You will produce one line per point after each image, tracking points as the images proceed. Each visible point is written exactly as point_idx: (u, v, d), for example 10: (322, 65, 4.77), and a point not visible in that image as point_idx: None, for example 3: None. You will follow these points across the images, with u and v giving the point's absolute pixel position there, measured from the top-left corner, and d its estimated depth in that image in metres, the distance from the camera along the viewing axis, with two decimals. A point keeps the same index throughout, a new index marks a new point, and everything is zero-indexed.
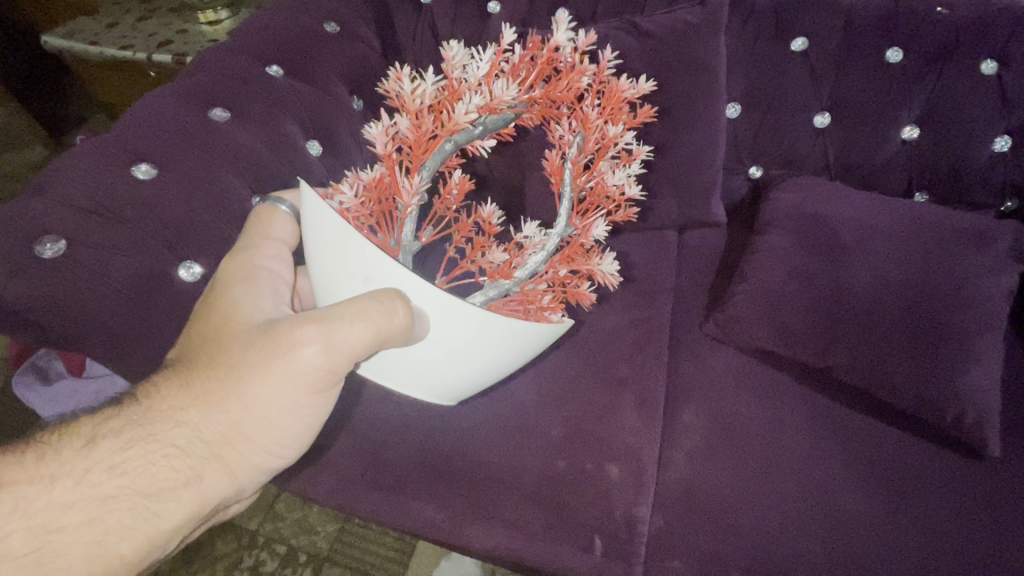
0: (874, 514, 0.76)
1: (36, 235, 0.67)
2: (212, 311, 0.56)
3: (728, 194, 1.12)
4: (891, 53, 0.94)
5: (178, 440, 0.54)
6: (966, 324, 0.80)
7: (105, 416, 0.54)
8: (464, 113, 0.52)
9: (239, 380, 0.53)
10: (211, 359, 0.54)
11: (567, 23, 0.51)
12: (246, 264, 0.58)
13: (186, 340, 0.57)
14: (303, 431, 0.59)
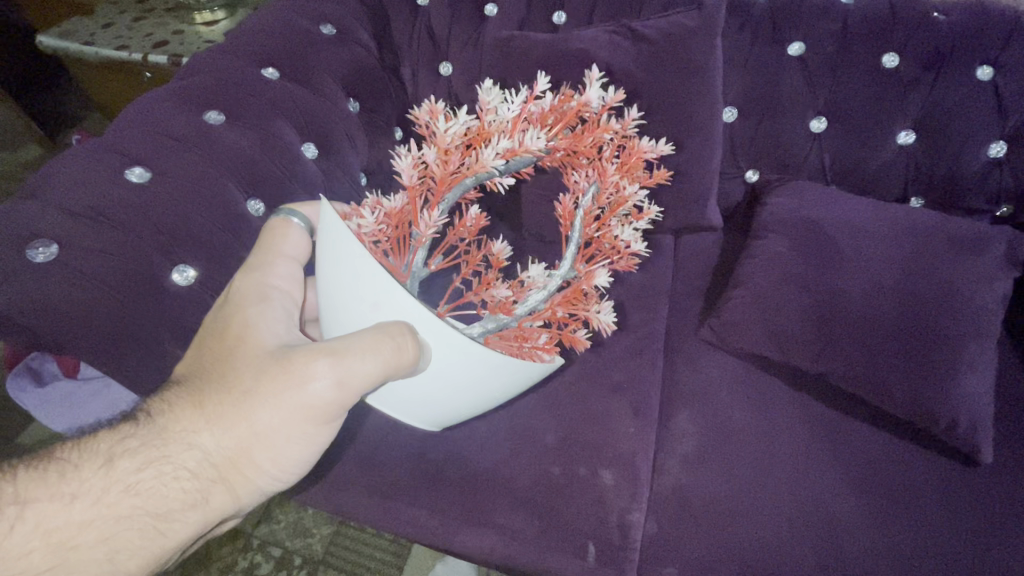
0: (866, 520, 0.76)
1: (29, 238, 0.67)
2: (226, 333, 0.56)
3: (724, 199, 1.13)
4: (887, 58, 0.94)
5: (188, 462, 0.54)
6: (961, 330, 0.80)
7: (120, 434, 0.54)
8: (492, 157, 0.54)
9: (249, 405, 0.53)
10: (225, 382, 0.54)
11: (599, 83, 0.56)
12: (260, 285, 0.58)
13: (198, 362, 0.56)
14: (308, 457, 0.59)
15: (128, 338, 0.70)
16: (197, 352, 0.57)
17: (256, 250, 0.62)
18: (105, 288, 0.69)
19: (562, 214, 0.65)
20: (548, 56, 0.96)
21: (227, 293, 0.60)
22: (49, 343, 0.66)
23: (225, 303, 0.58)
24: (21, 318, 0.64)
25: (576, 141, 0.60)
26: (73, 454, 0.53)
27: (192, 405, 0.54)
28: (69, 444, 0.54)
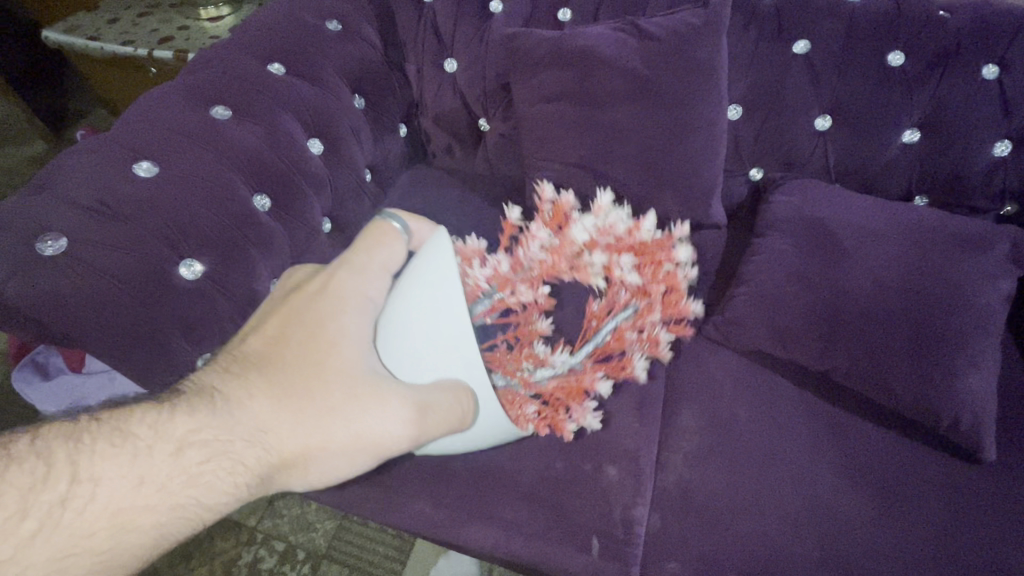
0: (869, 517, 0.76)
1: (37, 232, 0.68)
2: (319, 338, 0.56)
3: (729, 196, 1.13)
4: (892, 57, 0.94)
5: (250, 461, 0.54)
6: (965, 327, 0.80)
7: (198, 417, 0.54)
8: (593, 267, 0.74)
9: (329, 419, 0.54)
10: (311, 392, 0.55)
11: (686, 252, 0.76)
12: (355, 288, 0.58)
13: (280, 355, 0.56)
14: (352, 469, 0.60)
15: (136, 332, 0.70)
16: (278, 343, 0.57)
17: (352, 246, 0.61)
18: (114, 282, 0.69)
19: (596, 313, 0.77)
20: (553, 53, 0.96)
21: (322, 285, 0.59)
22: (57, 336, 0.66)
23: (314, 297, 0.58)
24: (31, 311, 0.64)
25: (649, 266, 0.76)
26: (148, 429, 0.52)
27: (269, 401, 0.55)
28: (144, 419, 0.53)
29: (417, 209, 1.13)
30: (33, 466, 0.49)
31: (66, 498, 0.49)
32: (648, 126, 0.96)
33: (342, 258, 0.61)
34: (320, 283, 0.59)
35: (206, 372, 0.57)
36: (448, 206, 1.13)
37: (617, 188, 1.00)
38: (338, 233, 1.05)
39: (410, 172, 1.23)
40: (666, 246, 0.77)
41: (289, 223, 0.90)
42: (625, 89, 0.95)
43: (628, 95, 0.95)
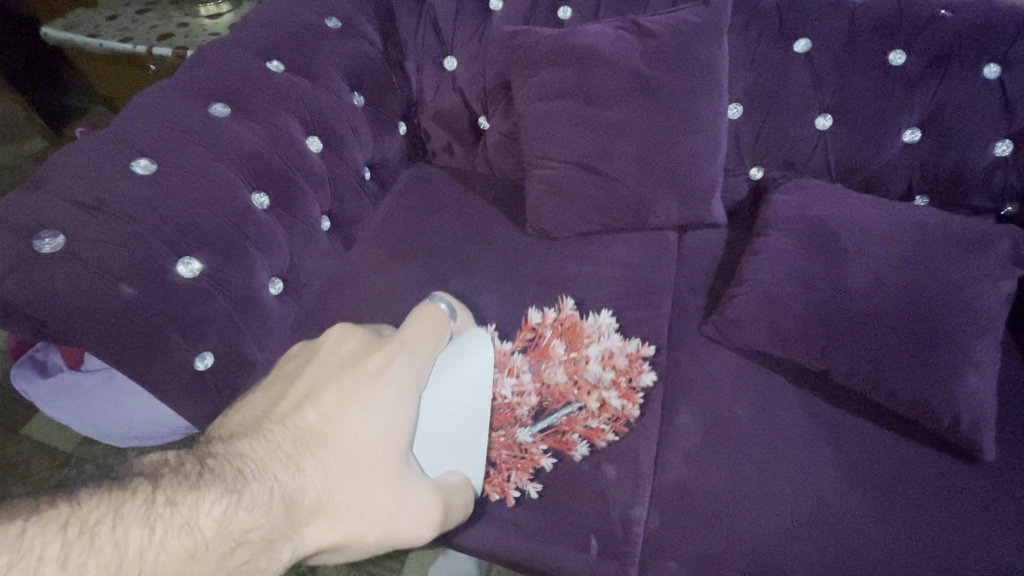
0: (867, 516, 0.76)
1: (35, 228, 0.68)
2: (377, 435, 0.55)
3: (729, 195, 1.12)
4: (894, 56, 0.94)
5: (292, 556, 0.51)
6: (964, 328, 0.80)
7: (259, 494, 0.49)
8: (581, 357, 0.80)
9: (378, 522, 0.54)
10: (370, 491, 0.53)
11: (651, 377, 0.82)
12: (418, 366, 0.59)
13: (343, 433, 0.54)
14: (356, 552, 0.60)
15: (134, 329, 0.70)
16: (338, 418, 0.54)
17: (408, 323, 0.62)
18: (111, 280, 0.69)
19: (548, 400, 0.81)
20: (553, 52, 0.96)
21: (378, 373, 0.57)
22: (54, 333, 0.66)
23: (374, 373, 0.57)
24: (29, 308, 0.64)
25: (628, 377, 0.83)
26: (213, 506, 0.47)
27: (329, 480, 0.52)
28: (213, 510, 0.47)
29: (416, 207, 1.13)
30: (95, 553, 0.42)
31: None
32: (649, 125, 0.96)
33: (396, 343, 0.59)
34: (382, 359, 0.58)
35: (253, 444, 0.52)
36: (448, 204, 1.13)
37: (618, 187, 1.00)
38: (338, 230, 1.05)
39: (410, 170, 1.22)
40: (641, 366, 0.84)
41: (288, 221, 0.91)
42: (626, 88, 0.95)
43: (628, 94, 0.95)
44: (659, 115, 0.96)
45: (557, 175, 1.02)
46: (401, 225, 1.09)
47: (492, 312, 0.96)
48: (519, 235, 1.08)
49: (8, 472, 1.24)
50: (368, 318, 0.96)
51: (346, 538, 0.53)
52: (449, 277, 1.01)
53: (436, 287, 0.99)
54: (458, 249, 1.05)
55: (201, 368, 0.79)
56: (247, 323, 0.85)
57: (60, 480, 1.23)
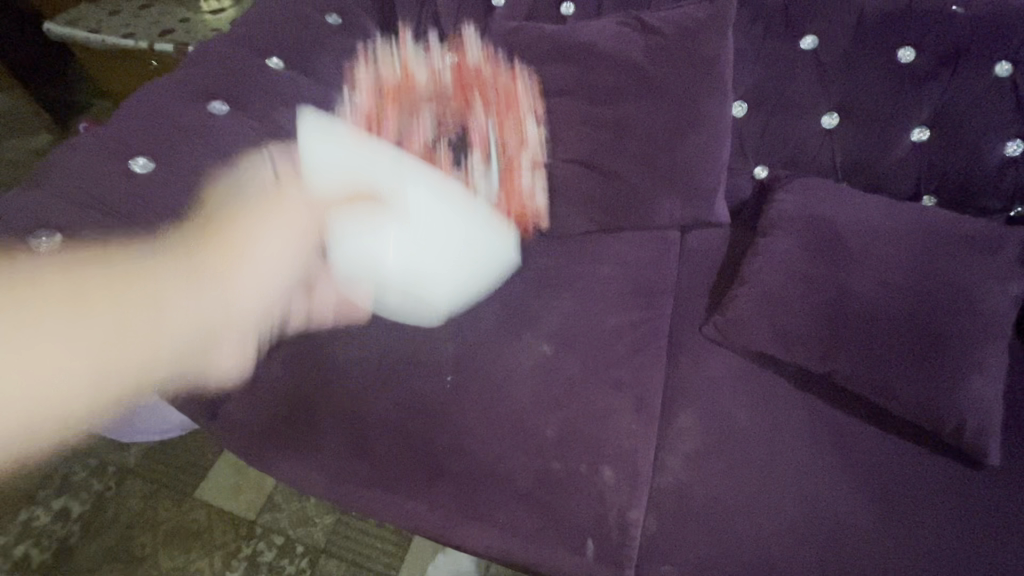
0: (868, 522, 0.75)
1: (34, 227, 0.71)
2: (210, 198, 0.80)
3: (733, 194, 1.10)
4: (903, 52, 0.92)
5: (200, 265, 0.75)
6: (970, 331, 0.79)
7: (121, 336, 0.69)
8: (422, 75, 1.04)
9: (238, 244, 0.78)
10: (218, 230, 0.78)
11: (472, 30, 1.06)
12: (264, 162, 0.85)
13: (255, 253, 0.79)
14: (280, 282, 0.82)
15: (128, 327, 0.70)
16: (245, 250, 0.78)
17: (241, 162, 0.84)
18: (105, 259, 0.69)
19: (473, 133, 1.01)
20: (554, 48, 0.95)
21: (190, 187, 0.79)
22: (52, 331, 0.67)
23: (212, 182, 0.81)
24: (28, 306, 0.66)
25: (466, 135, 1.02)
26: (70, 386, 0.67)
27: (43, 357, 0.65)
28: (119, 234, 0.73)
29: None
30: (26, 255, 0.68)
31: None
32: (650, 124, 0.95)
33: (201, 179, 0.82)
34: (230, 192, 0.81)
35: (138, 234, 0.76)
36: None
37: (619, 185, 0.99)
38: None
39: None
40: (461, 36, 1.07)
41: None
42: (627, 86, 0.94)
43: (630, 92, 0.94)
44: (660, 113, 0.95)
45: (557, 173, 1.01)
46: None
47: (491, 311, 0.95)
48: (519, 232, 1.07)
49: None
50: (365, 315, 0.96)
51: (237, 255, 0.78)
52: None
53: None
54: None
55: None
56: None
57: (64, 472, 1.24)
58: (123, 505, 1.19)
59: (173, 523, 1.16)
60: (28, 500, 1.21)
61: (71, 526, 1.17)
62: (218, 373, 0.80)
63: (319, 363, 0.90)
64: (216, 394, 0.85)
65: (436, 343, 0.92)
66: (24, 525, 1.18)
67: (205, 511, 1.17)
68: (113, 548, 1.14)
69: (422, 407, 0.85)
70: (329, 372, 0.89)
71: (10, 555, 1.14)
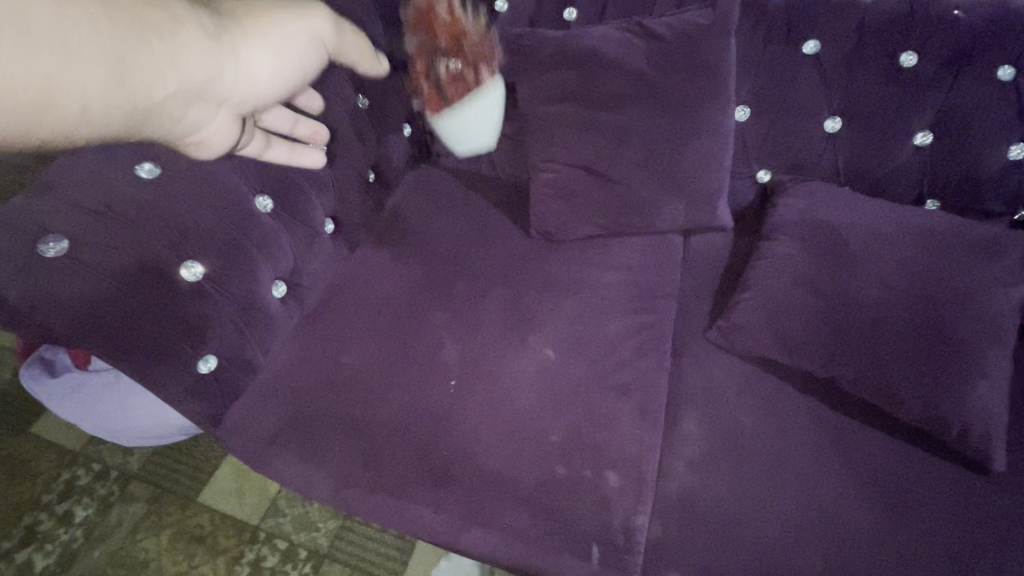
0: (875, 528, 0.75)
1: (41, 234, 0.68)
2: None
3: (736, 198, 1.11)
4: (905, 57, 0.92)
5: (210, 21, 0.70)
6: (975, 335, 0.78)
7: (74, 33, 0.54)
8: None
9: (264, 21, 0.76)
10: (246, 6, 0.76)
11: None
12: None
13: (256, 43, 0.74)
14: (289, 81, 0.80)
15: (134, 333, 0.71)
16: (250, 29, 0.74)
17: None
18: (113, 250, 0.70)
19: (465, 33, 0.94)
20: (558, 54, 0.96)
21: None
22: (59, 337, 0.67)
23: None
24: (32, 314, 0.66)
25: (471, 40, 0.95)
26: (56, 96, 0.54)
27: (52, 57, 0.53)
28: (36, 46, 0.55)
29: (420, 209, 1.13)
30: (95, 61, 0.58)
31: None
32: (653, 128, 0.95)
33: None
34: None
35: None
36: (451, 207, 1.13)
37: (622, 190, 0.99)
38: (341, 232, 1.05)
39: (415, 170, 1.22)
40: None
41: (291, 225, 0.91)
42: (630, 91, 0.94)
43: (633, 97, 0.94)
44: (663, 118, 0.95)
45: (560, 178, 1.01)
46: (403, 228, 1.09)
47: (494, 316, 0.95)
48: (523, 237, 1.07)
49: (17, 469, 1.26)
50: (369, 320, 0.96)
51: (251, 29, 0.74)
52: (452, 278, 1.01)
53: (438, 290, 0.99)
54: (461, 253, 1.04)
55: (205, 370, 0.80)
56: (249, 326, 0.85)
57: (68, 477, 1.24)
58: (126, 510, 1.19)
59: (176, 528, 1.16)
60: (32, 506, 1.21)
61: (75, 531, 1.17)
62: (190, 127, 0.72)
63: (323, 367, 0.91)
64: (220, 399, 0.85)
65: (439, 347, 0.92)
66: (27, 530, 1.18)
67: (208, 516, 1.17)
68: (116, 553, 1.14)
69: (426, 412, 0.85)
70: (334, 376, 0.89)
71: (13, 561, 1.14)
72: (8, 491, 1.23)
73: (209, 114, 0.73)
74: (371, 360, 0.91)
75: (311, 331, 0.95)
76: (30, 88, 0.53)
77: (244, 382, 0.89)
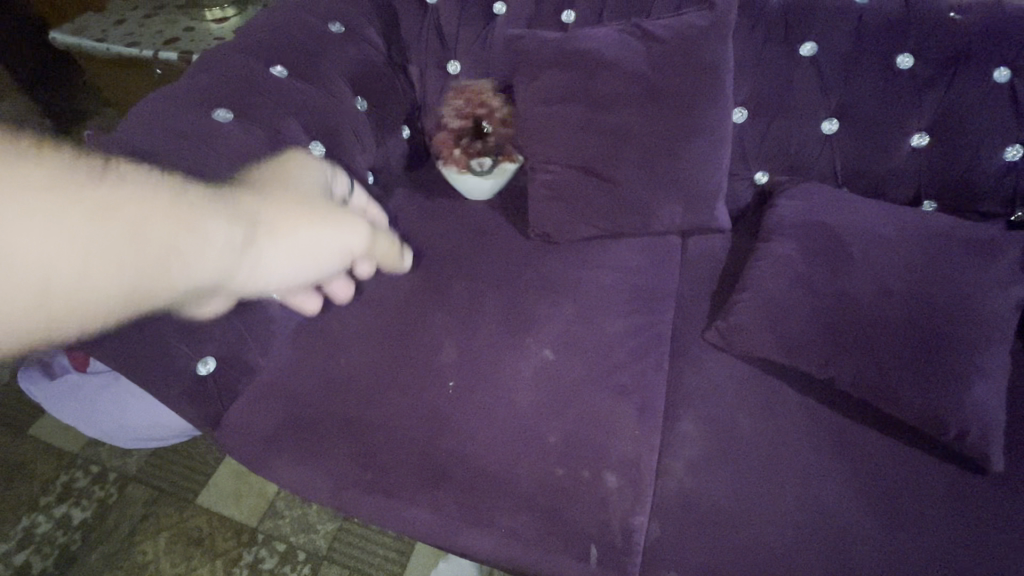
0: (873, 528, 0.75)
1: None
2: (288, 162, 0.87)
3: (734, 199, 1.11)
4: (902, 59, 0.93)
5: (234, 207, 0.72)
6: (973, 336, 0.78)
7: (102, 253, 0.56)
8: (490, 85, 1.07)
9: (265, 238, 0.75)
10: (279, 185, 0.81)
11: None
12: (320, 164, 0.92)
13: (277, 244, 0.77)
14: (312, 271, 0.83)
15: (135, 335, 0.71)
16: (272, 233, 0.76)
17: (279, 161, 0.87)
18: None
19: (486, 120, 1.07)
20: (556, 56, 0.96)
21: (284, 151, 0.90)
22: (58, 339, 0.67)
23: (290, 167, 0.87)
24: None
25: (472, 99, 1.07)
26: (53, 298, 0.55)
27: (84, 259, 0.55)
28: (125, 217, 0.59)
29: (419, 211, 1.13)
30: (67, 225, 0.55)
31: (82, 193, 0.56)
32: (652, 130, 0.96)
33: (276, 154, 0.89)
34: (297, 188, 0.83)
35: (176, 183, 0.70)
36: (449, 208, 1.13)
37: (620, 191, 1.00)
38: None
39: (413, 172, 1.22)
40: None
41: None
42: (629, 92, 0.94)
43: (631, 98, 0.94)
44: (662, 120, 0.95)
45: (559, 180, 1.02)
46: (402, 230, 1.10)
47: (493, 317, 0.95)
48: (522, 238, 1.07)
49: (16, 471, 1.25)
50: (368, 321, 0.96)
51: (271, 240, 0.76)
52: (451, 280, 1.01)
53: (437, 292, 0.99)
54: (459, 254, 1.05)
55: (203, 373, 0.81)
56: (248, 328, 0.85)
57: (66, 479, 1.24)
58: (124, 512, 1.19)
59: (174, 530, 1.16)
60: (30, 508, 1.20)
61: (73, 533, 1.17)
62: (196, 310, 0.75)
63: (322, 368, 0.91)
64: (219, 401, 0.85)
65: (438, 348, 0.92)
66: (25, 532, 1.18)
67: (206, 518, 1.17)
68: (114, 556, 1.14)
69: (424, 413, 0.85)
70: (333, 378, 0.89)
71: (11, 563, 1.14)
72: (6, 493, 1.22)
73: (210, 298, 0.76)
74: (370, 361, 0.91)
75: (310, 332, 0.95)
76: (34, 276, 0.53)
77: (243, 383, 0.89)
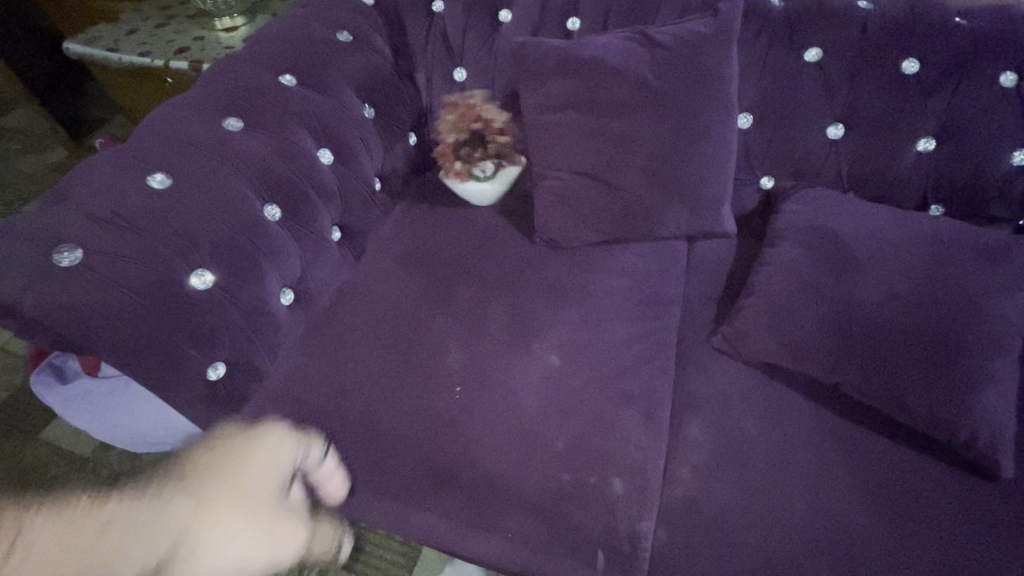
0: (882, 534, 0.75)
1: (55, 243, 0.71)
2: (224, 452, 0.73)
3: (740, 204, 1.11)
4: (907, 64, 0.93)
5: (174, 522, 0.64)
6: (982, 342, 0.78)
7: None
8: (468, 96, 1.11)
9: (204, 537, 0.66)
10: (231, 495, 0.69)
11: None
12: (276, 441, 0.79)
13: (216, 543, 0.66)
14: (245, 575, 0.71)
15: (147, 341, 0.72)
16: (209, 530, 0.66)
17: (228, 452, 0.74)
18: (128, 262, 0.73)
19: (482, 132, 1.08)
20: (561, 63, 0.97)
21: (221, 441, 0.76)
22: (73, 345, 0.68)
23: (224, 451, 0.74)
24: (46, 322, 0.66)
25: (467, 113, 1.09)
26: None
27: None
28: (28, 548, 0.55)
29: (426, 217, 1.14)
30: None
31: None
32: (657, 136, 0.96)
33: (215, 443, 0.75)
34: (220, 461, 0.71)
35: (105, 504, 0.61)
36: (456, 214, 1.14)
37: (626, 197, 1.00)
38: (347, 239, 1.06)
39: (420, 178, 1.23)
40: None
41: (299, 234, 0.92)
42: (634, 99, 0.95)
43: (636, 105, 0.95)
44: (667, 126, 0.96)
45: (565, 186, 1.02)
46: (409, 236, 1.11)
47: (499, 323, 0.96)
48: (528, 244, 1.08)
49: (26, 475, 1.27)
50: (375, 327, 0.97)
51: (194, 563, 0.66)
52: (458, 286, 1.01)
53: (443, 298, 1.00)
54: (465, 260, 1.05)
55: (213, 378, 0.81)
56: (257, 333, 0.86)
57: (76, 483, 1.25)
58: None
59: None
60: None
61: None
62: None
63: (330, 374, 0.91)
64: (229, 405, 0.86)
65: (444, 354, 0.93)
66: None
67: None
68: None
69: (432, 419, 0.86)
70: (341, 384, 0.90)
71: None
72: None
73: None
74: (377, 367, 0.92)
75: (319, 338, 0.96)
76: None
77: (253, 389, 0.89)
